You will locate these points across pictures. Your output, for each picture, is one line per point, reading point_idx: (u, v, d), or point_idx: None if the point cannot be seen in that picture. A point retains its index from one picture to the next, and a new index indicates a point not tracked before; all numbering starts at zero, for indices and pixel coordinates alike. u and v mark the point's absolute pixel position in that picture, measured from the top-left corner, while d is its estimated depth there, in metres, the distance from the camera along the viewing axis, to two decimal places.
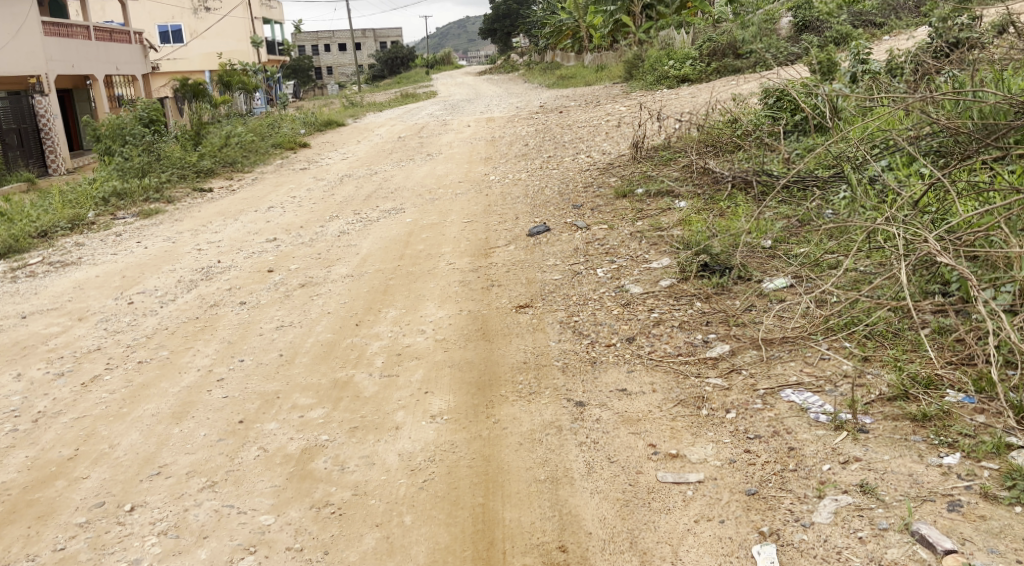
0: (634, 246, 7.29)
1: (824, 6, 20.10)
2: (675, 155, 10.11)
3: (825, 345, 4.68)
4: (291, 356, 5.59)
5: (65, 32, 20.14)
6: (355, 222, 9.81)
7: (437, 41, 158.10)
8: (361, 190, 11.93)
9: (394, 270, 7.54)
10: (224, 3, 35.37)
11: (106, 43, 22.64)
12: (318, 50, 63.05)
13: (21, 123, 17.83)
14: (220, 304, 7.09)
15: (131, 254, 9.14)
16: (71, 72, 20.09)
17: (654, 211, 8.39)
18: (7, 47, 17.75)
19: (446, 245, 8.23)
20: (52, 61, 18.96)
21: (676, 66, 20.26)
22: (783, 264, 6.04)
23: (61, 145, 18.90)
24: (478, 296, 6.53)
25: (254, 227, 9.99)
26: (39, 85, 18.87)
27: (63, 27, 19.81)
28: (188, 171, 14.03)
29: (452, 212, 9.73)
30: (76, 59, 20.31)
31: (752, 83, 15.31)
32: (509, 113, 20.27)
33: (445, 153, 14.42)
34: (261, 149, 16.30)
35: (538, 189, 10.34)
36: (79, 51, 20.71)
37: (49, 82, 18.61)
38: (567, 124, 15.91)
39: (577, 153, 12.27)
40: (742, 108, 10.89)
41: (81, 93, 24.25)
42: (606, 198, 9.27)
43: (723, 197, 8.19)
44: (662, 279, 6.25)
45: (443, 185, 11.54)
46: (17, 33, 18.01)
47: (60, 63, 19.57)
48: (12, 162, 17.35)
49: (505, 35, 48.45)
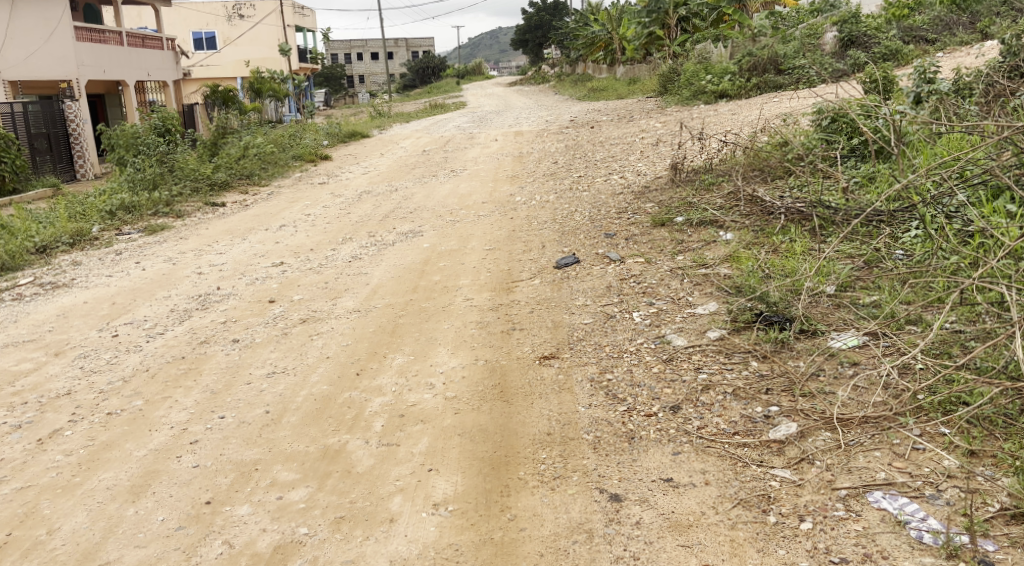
0: (675, 286, 6.51)
1: (871, 20, 19.21)
2: (717, 180, 9.31)
3: (917, 431, 3.93)
4: (280, 412, 4.85)
5: (99, 37, 19.73)
6: (369, 246, 9.08)
7: (469, 52, 158.17)
8: (379, 208, 11.24)
9: (404, 305, 6.79)
10: (257, 11, 35.00)
11: (138, 49, 22.22)
12: (350, 58, 62.74)
13: (53, 130, 17.30)
14: (211, 341, 6.36)
15: (127, 276, 8.43)
16: (103, 78, 19.64)
17: (695, 243, 7.58)
18: (35, 53, 17.85)
19: (465, 277, 7.46)
20: (84, 67, 18.55)
21: (714, 81, 19.48)
22: (852, 318, 5.25)
23: (91, 151, 18.24)
24: (497, 343, 5.75)
25: (262, 248, 9.28)
26: (69, 90, 18.41)
27: (96, 33, 19.38)
28: (202, 185, 13.39)
29: (473, 237, 8.98)
30: (108, 65, 19.85)
31: (797, 103, 14.46)
32: (539, 126, 19.56)
33: (471, 170, 13.70)
34: (280, 162, 15.66)
35: (567, 213, 9.55)
36: (111, 57, 20.23)
37: (80, 88, 18.11)
38: (600, 140, 15.16)
39: (610, 173, 11.49)
40: (791, 130, 10.07)
41: (112, 98, 23.77)
42: (642, 226, 8.46)
43: (775, 231, 7.37)
44: (709, 328, 5.47)
45: (466, 205, 10.80)
46: (50, 36, 17.94)
47: (93, 69, 19.00)
48: (40, 166, 16.83)
49: (537, 47, 47.81)
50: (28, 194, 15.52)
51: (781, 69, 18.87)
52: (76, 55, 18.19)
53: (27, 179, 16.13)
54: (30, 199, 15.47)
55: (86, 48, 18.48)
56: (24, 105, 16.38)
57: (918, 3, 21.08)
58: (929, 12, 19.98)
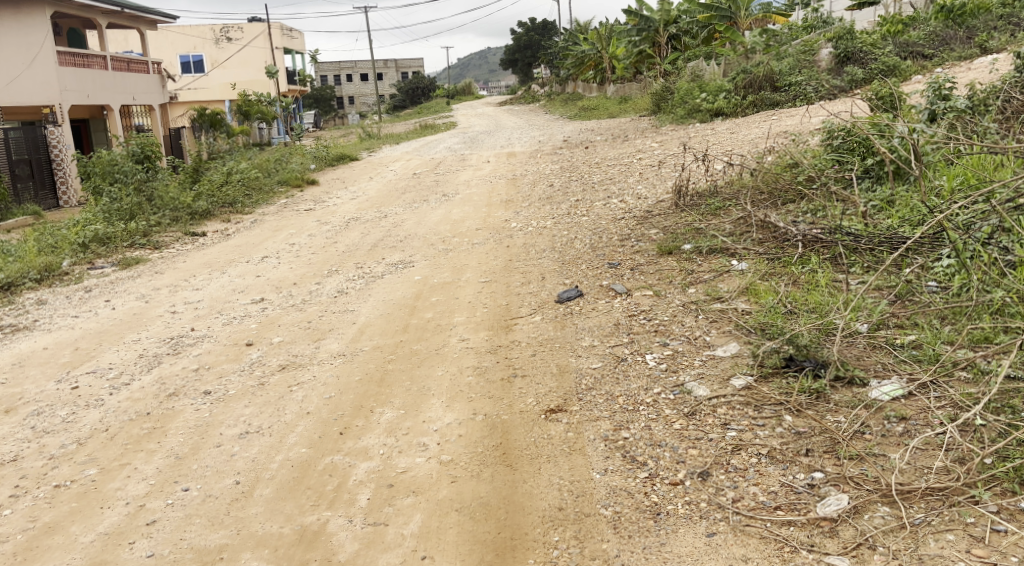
0: (690, 323, 5.95)
1: (866, 36, 18.77)
2: (725, 204, 8.81)
3: (994, 506, 3.55)
4: (252, 483, 4.29)
5: (81, 61, 19.16)
6: (356, 279, 8.51)
7: (460, 72, 158.35)
8: (368, 237, 10.68)
9: (393, 348, 6.20)
10: (245, 33, 34.61)
11: (123, 73, 21.73)
12: (339, 79, 62.31)
13: (35, 157, 16.72)
14: (179, 393, 5.78)
15: (95, 316, 7.84)
16: (87, 103, 19.04)
17: (708, 273, 7.04)
18: (19, 78, 17.28)
19: (458, 314, 6.88)
20: (68, 92, 17.95)
21: (709, 99, 18.96)
22: (893, 362, 4.70)
23: (75, 177, 17.57)
24: (497, 393, 5.13)
25: (242, 283, 8.70)
26: (52, 116, 17.80)
27: (80, 57, 18.83)
28: (183, 214, 12.81)
29: (468, 268, 8.40)
30: (92, 90, 19.22)
31: (800, 123, 13.97)
32: (531, 147, 19.04)
33: (463, 194, 13.14)
34: (265, 188, 15.08)
35: (567, 241, 8.99)
36: (95, 81, 19.67)
37: (64, 114, 17.51)
38: (595, 161, 14.63)
39: (609, 197, 10.96)
40: (801, 151, 9.55)
41: (97, 123, 23.19)
42: (647, 255, 7.91)
43: (794, 260, 6.82)
44: (732, 375, 4.91)
45: (459, 232, 10.24)
46: (32, 61, 17.40)
47: (76, 93, 18.38)
48: (21, 194, 16.16)
49: (526, 66, 47.37)
50: (7, 223, 14.92)
51: (777, 87, 18.41)
52: (59, 79, 17.60)
53: (7, 208, 15.49)
54: (8, 229, 14.86)
55: (70, 72, 17.90)
56: (5, 131, 15.79)
57: (911, 18, 20.66)
58: (924, 27, 19.57)
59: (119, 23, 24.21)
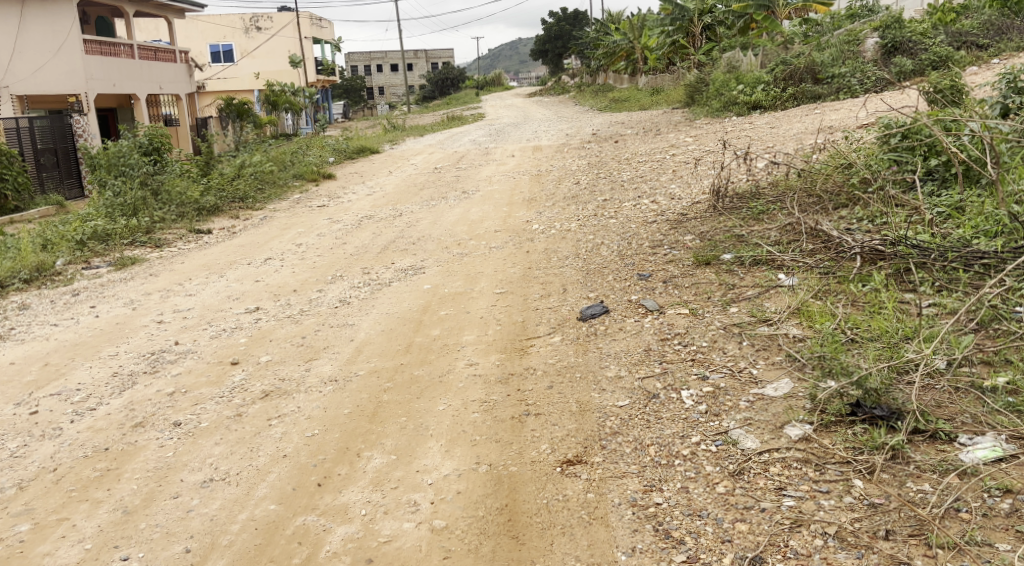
0: (732, 353, 5.17)
1: (915, 25, 17.73)
2: (768, 208, 8.06)
3: None
4: (205, 554, 3.70)
5: (110, 50, 18.47)
6: (361, 286, 7.81)
7: (489, 64, 157.90)
8: (379, 237, 9.95)
9: (391, 373, 5.46)
10: (274, 22, 34.12)
11: (150, 62, 21.16)
12: (369, 70, 61.83)
13: (65, 146, 16.17)
14: (146, 423, 5.04)
15: (76, 325, 7.12)
16: (114, 92, 18.33)
17: (752, 291, 6.24)
18: (47, 66, 16.88)
19: (468, 333, 6.14)
20: (95, 80, 17.34)
21: (746, 90, 18.00)
22: (985, 412, 3.91)
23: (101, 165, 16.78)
24: (507, 437, 4.37)
25: (238, 289, 7.99)
26: (78, 105, 17.12)
27: (107, 46, 18.12)
28: (189, 209, 12.06)
29: (483, 276, 7.66)
30: (119, 79, 18.50)
31: (844, 121, 13.07)
32: (559, 141, 18.27)
33: (484, 191, 12.40)
34: (279, 182, 14.40)
35: (592, 247, 8.21)
36: (122, 70, 18.99)
37: (89, 102, 16.88)
38: (625, 157, 13.84)
39: (638, 198, 10.16)
40: (851, 150, 8.70)
41: (125, 113, 22.55)
42: (682, 265, 7.11)
43: (853, 277, 6.01)
44: (787, 423, 4.13)
45: (476, 235, 9.48)
46: (59, 50, 16.84)
47: (102, 82, 17.70)
48: (45, 183, 15.50)
49: (557, 57, 46.43)
50: (26, 214, 14.29)
51: (819, 79, 17.47)
52: (85, 68, 16.92)
53: (31, 198, 14.86)
54: (27, 220, 14.21)
55: (96, 60, 17.21)
56: (30, 120, 15.19)
57: (963, 6, 19.57)
58: (975, 15, 18.52)
59: (146, 12, 23.60)
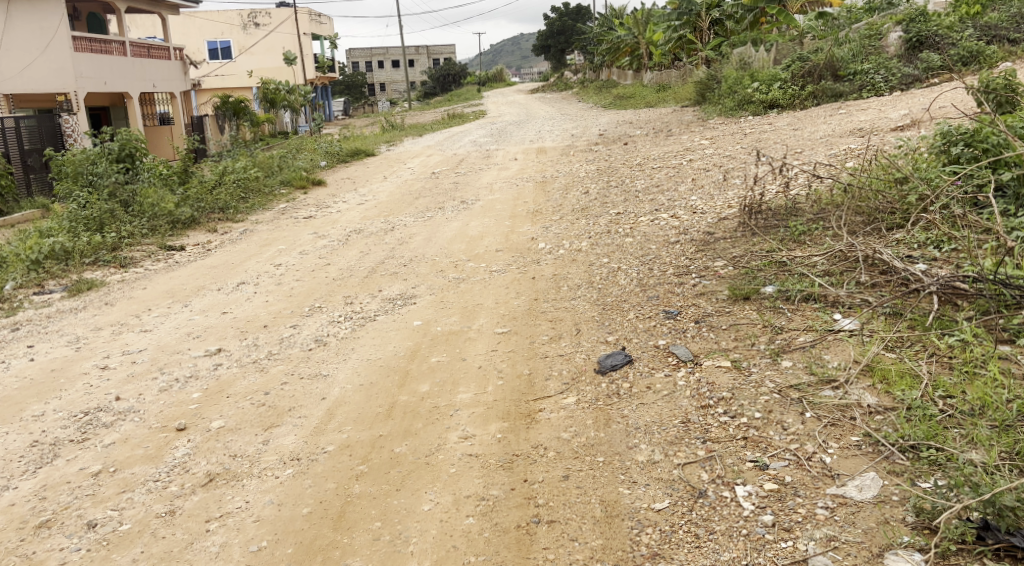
0: (795, 430, 4.12)
1: (941, 19, 16.56)
2: (810, 228, 7.13)
3: None
4: None
5: (102, 47, 17.35)
6: (342, 320, 6.76)
7: (491, 60, 157.10)
8: (367, 257, 8.91)
9: (366, 450, 4.39)
10: (272, 18, 33.04)
11: (143, 60, 20.02)
12: (370, 66, 60.72)
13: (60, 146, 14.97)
14: (53, 522, 4.07)
15: (4, 373, 6.04)
16: (104, 91, 17.26)
17: (806, 340, 5.21)
18: (37, 63, 15.77)
19: (462, 391, 5.07)
20: (85, 79, 16.30)
21: (762, 88, 16.91)
22: None
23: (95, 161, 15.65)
24: (512, 560, 3.61)
25: (199, 324, 6.93)
26: (68, 104, 16.07)
27: (98, 42, 17.04)
28: (163, 222, 10.95)
29: (482, 310, 6.62)
30: (110, 76, 17.38)
31: (875, 125, 11.98)
32: (564, 141, 17.26)
33: (485, 200, 11.39)
34: (265, 190, 13.33)
35: (608, 273, 7.19)
36: (115, 68, 17.84)
37: (79, 101, 15.90)
38: (637, 161, 12.82)
39: (655, 212, 9.12)
40: (900, 160, 7.65)
41: (118, 110, 21.29)
42: (715, 300, 6.06)
43: (931, 324, 4.99)
44: (888, 549, 3.40)
45: (475, 255, 8.45)
46: (47, 46, 15.76)
47: (93, 81, 16.62)
48: (31, 185, 14.37)
49: (559, 53, 45.24)
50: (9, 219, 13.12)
51: (840, 76, 16.35)
52: (75, 66, 15.91)
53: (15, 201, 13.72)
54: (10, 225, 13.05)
55: (87, 59, 16.20)
56: (17, 118, 14.14)
57: None
58: (1003, 7, 17.38)
59: (139, 8, 22.45)
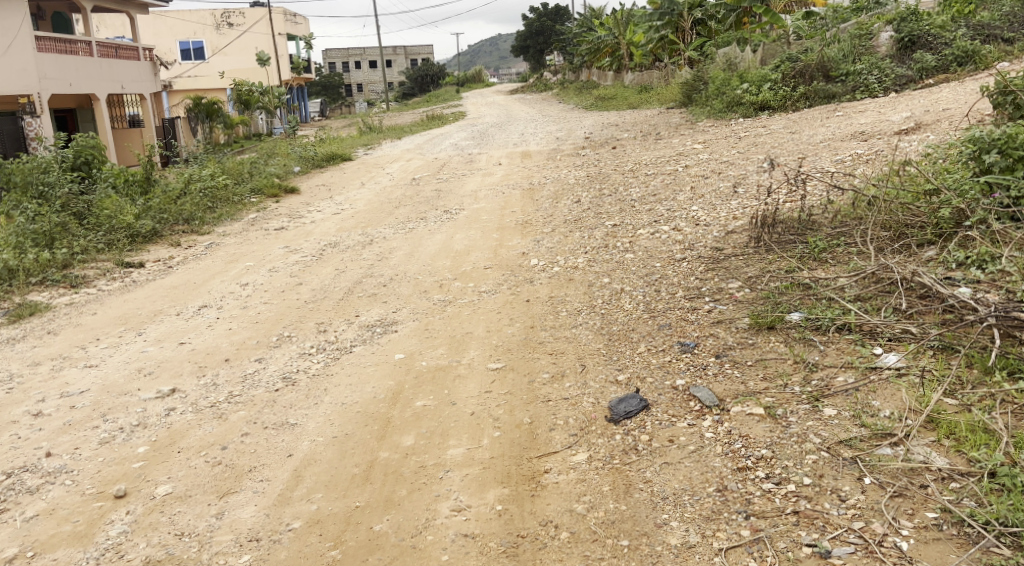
0: (857, 503, 3.61)
1: (933, 17, 15.91)
2: (832, 245, 6.47)
3: None
4: None
5: (67, 47, 16.23)
6: (314, 352, 6.01)
7: (469, 61, 156.35)
8: (343, 275, 8.16)
9: (340, 528, 3.86)
10: (247, 18, 32.15)
11: (110, 60, 18.93)
12: (348, 67, 59.85)
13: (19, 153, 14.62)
14: None
15: None
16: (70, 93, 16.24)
17: (848, 381, 4.50)
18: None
19: (453, 445, 4.35)
20: (49, 80, 15.20)
21: (751, 89, 16.23)
22: None
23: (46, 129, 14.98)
24: None
25: (150, 357, 6.17)
26: (30, 107, 14.94)
27: (63, 42, 15.92)
28: (120, 236, 10.13)
29: (472, 340, 5.88)
30: (76, 78, 16.28)
31: (878, 128, 11.34)
32: (548, 144, 16.56)
33: (468, 210, 10.68)
34: (235, 198, 12.49)
35: (612, 295, 6.49)
36: (82, 70, 16.70)
37: (43, 104, 14.81)
38: (628, 167, 12.15)
39: (655, 224, 8.45)
40: (925, 169, 6.97)
41: (85, 113, 19.95)
42: (736, 330, 5.36)
43: (993, 365, 4.28)
44: None
45: (461, 273, 7.73)
46: (8, 48, 14.47)
47: (57, 83, 15.59)
48: None
49: (538, 54, 44.53)
50: None
51: (831, 77, 15.70)
52: (38, 66, 14.81)
53: None
54: None
55: (51, 58, 15.10)
56: None
57: None
58: (996, 6, 16.75)
59: (105, 6, 21.46)
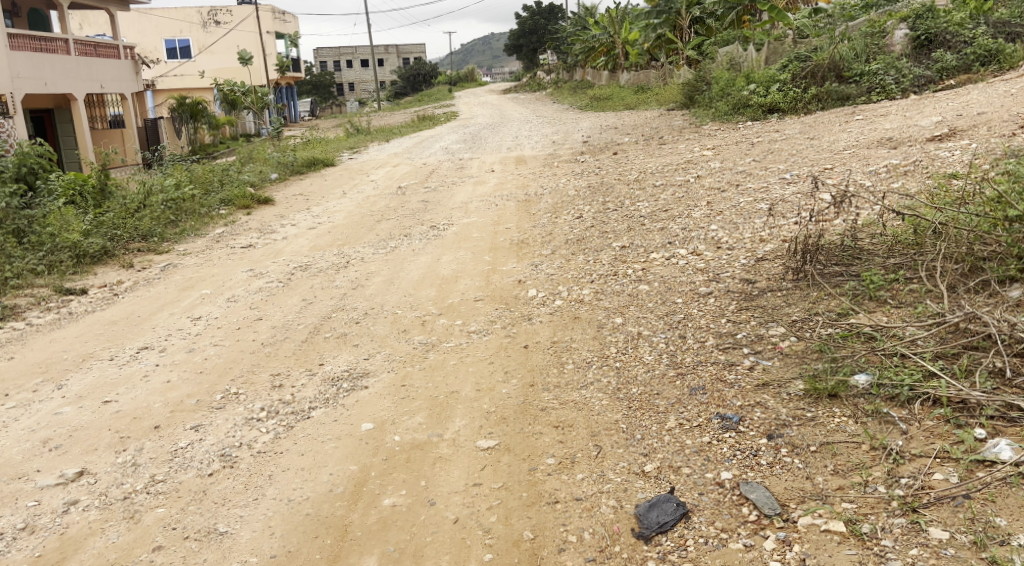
0: None
1: (953, 13, 14.76)
2: (892, 282, 5.35)
3: None
4: None
5: (47, 44, 15.10)
6: (259, 415, 4.87)
7: (462, 60, 155.00)
8: (311, 307, 6.99)
9: None
10: (235, 15, 30.85)
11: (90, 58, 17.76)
12: (338, 65, 58.60)
13: None
14: None
15: None
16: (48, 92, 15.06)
17: (951, 481, 3.53)
18: None
19: None
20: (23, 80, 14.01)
21: (759, 90, 15.11)
22: None
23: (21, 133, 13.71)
24: None
25: (61, 420, 5.00)
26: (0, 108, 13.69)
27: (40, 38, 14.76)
28: (64, 256, 8.93)
29: (459, 402, 4.75)
30: (54, 76, 15.13)
31: (907, 135, 10.25)
32: (544, 148, 15.50)
33: (458, 225, 9.59)
34: (202, 210, 11.30)
35: (629, 341, 5.40)
36: (63, 68, 15.53)
37: (16, 104, 13.63)
38: (634, 176, 11.05)
39: (669, 246, 7.35)
40: (990, 181, 5.80)
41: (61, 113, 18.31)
42: (788, 399, 4.20)
43: None
44: None
45: (447, 306, 6.61)
46: None
47: (33, 82, 14.40)
48: None
49: (531, 53, 43.44)
50: None
51: (844, 77, 14.50)
52: (10, 64, 13.61)
53: None
54: None
55: (24, 56, 13.92)
56: None
57: None
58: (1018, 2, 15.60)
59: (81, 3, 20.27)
